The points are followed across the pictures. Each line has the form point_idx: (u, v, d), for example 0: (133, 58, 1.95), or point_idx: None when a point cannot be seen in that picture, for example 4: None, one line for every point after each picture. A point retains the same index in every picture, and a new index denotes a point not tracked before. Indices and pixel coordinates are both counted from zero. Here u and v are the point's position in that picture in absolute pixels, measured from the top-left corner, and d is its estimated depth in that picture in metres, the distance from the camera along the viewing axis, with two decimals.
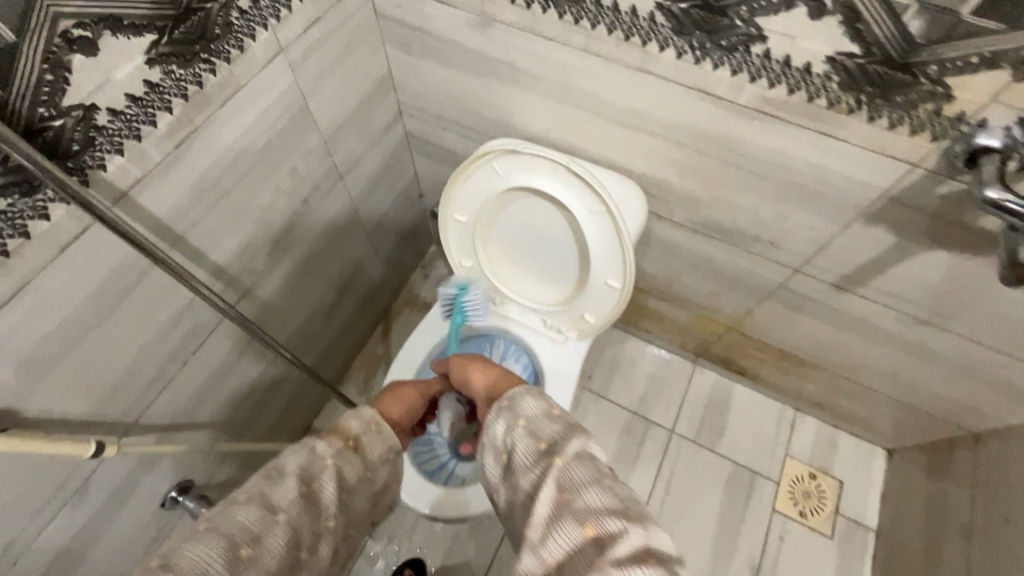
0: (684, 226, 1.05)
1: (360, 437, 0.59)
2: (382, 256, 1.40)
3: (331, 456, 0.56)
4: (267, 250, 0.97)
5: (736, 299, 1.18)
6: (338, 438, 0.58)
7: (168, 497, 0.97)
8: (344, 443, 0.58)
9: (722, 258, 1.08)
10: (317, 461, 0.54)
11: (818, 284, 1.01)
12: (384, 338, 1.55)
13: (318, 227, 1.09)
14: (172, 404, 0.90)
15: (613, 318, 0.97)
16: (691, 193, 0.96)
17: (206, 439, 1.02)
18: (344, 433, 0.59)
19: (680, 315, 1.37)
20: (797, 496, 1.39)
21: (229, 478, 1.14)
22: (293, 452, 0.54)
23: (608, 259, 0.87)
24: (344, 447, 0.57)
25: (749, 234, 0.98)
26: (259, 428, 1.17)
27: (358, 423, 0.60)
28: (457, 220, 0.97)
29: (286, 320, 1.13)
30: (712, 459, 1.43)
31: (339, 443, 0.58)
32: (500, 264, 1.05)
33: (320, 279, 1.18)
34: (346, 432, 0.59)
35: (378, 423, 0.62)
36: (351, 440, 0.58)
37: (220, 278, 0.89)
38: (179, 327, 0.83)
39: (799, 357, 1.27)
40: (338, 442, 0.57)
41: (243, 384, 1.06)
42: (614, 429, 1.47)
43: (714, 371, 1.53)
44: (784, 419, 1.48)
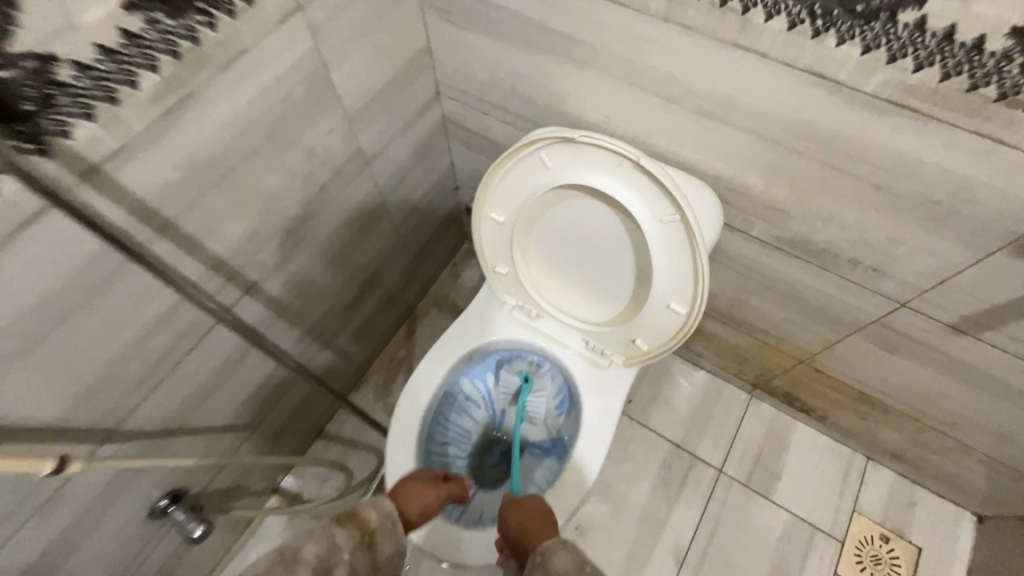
0: (763, 241, 0.88)
1: (376, 532, 0.70)
2: (409, 252, 1.28)
3: (345, 551, 0.65)
4: (280, 240, 0.86)
5: (814, 330, 1.00)
6: (356, 530, 0.68)
7: (156, 506, 0.89)
8: (361, 538, 0.68)
9: (805, 282, 0.91)
10: (329, 554, 0.63)
11: (928, 323, 0.83)
12: (407, 339, 1.43)
13: (339, 217, 0.96)
14: (163, 406, 0.80)
15: (670, 347, 0.81)
16: (778, 200, 0.79)
17: (204, 443, 0.93)
18: (362, 526, 0.69)
19: (742, 342, 1.18)
20: (863, 560, 1.19)
21: (234, 484, 1.07)
22: (312, 542, 0.63)
23: (675, 279, 0.71)
24: (360, 541, 0.67)
25: (846, 257, 0.81)
26: (265, 432, 1.08)
27: (377, 516, 0.71)
28: (494, 219, 0.82)
29: (298, 319, 1.01)
30: (766, 507, 1.25)
31: (356, 536, 0.67)
32: (540, 275, 0.91)
33: (339, 276, 1.06)
34: (364, 525, 0.69)
35: (392, 521, 0.71)
36: (367, 535, 0.68)
37: (221, 269, 0.78)
38: (171, 324, 0.73)
39: (884, 403, 1.07)
40: (355, 535, 0.67)
41: (246, 386, 0.95)
42: (653, 460, 1.31)
43: (772, 405, 1.35)
44: (853, 468, 1.28)
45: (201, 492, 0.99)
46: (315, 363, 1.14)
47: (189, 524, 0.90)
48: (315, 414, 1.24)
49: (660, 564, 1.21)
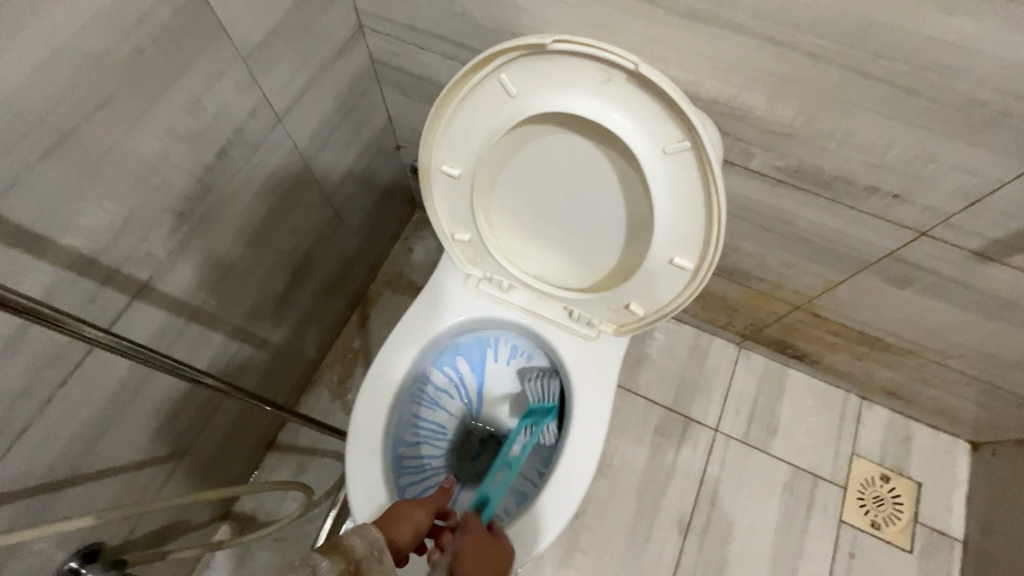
0: (763, 174, 0.75)
1: (362, 562, 0.49)
2: (350, 227, 1.09)
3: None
4: (175, 224, 0.66)
5: (816, 272, 0.90)
6: (339, 559, 0.48)
7: (65, 570, 0.72)
8: (344, 566, 0.47)
9: (810, 219, 0.79)
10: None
11: (950, 251, 0.73)
12: (362, 327, 1.26)
13: (253, 190, 0.77)
14: (40, 452, 0.62)
15: (672, 309, 0.69)
16: (785, 122, 0.66)
17: (117, 486, 0.76)
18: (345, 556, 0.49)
19: (732, 292, 1.08)
20: (866, 503, 1.15)
21: (171, 522, 0.91)
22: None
23: (680, 225, 0.58)
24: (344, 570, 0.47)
25: (861, 183, 0.69)
26: (198, 456, 0.91)
27: (363, 545, 0.51)
28: (447, 173, 0.66)
29: (220, 320, 0.83)
30: (765, 461, 1.18)
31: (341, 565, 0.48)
32: (509, 237, 0.75)
33: (265, 263, 0.88)
34: (347, 555, 0.49)
35: (381, 550, 0.52)
36: (353, 564, 0.48)
37: (92, 270, 0.58)
38: (22, 348, 0.55)
39: (885, 342, 1.00)
40: (338, 564, 0.47)
41: (159, 408, 0.77)
42: (644, 426, 1.22)
43: (763, 354, 1.27)
44: (848, 411, 1.22)
45: (127, 540, 0.83)
46: (251, 367, 0.96)
47: None
48: (262, 426, 1.07)
49: (664, 536, 1.13)
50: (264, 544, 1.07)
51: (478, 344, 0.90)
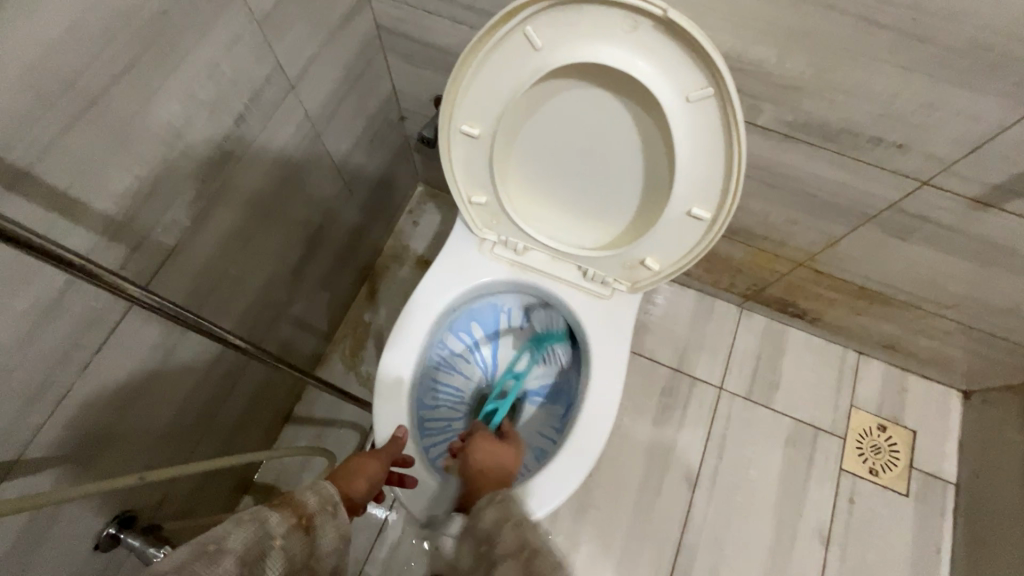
0: (771, 130, 0.77)
1: (314, 517, 0.54)
2: (358, 199, 1.10)
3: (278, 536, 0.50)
4: (197, 191, 0.67)
5: (819, 228, 0.93)
6: (292, 513, 0.53)
7: (104, 536, 0.74)
8: (296, 520, 0.53)
9: (815, 174, 0.82)
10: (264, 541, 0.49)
11: (949, 200, 0.76)
12: (371, 300, 1.27)
13: (268, 158, 0.78)
14: (80, 417, 0.63)
15: (688, 261, 0.71)
16: (794, 76, 0.68)
17: (148, 453, 0.78)
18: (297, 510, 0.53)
19: (736, 253, 1.11)
20: (864, 452, 1.20)
21: (196, 491, 0.94)
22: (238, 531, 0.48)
23: (700, 172, 0.60)
24: (297, 525, 0.52)
25: (866, 134, 0.72)
26: (222, 425, 0.93)
27: (316, 500, 0.55)
28: (467, 133, 0.67)
29: (239, 290, 0.84)
30: (768, 416, 1.23)
31: (292, 519, 0.52)
32: (526, 198, 0.77)
33: (281, 233, 0.88)
34: (301, 508, 0.54)
35: (334, 506, 0.56)
36: (304, 518, 0.53)
37: (122, 235, 0.59)
38: (61, 311, 0.56)
39: (884, 295, 1.03)
40: (289, 520, 0.52)
41: (184, 376, 0.79)
42: (651, 386, 1.26)
43: (764, 314, 1.30)
44: (847, 365, 1.27)
45: (158, 509, 0.85)
46: (268, 337, 0.98)
47: (145, 550, 0.75)
48: (280, 397, 1.09)
49: (673, 490, 1.17)
50: None
51: (493, 308, 0.93)
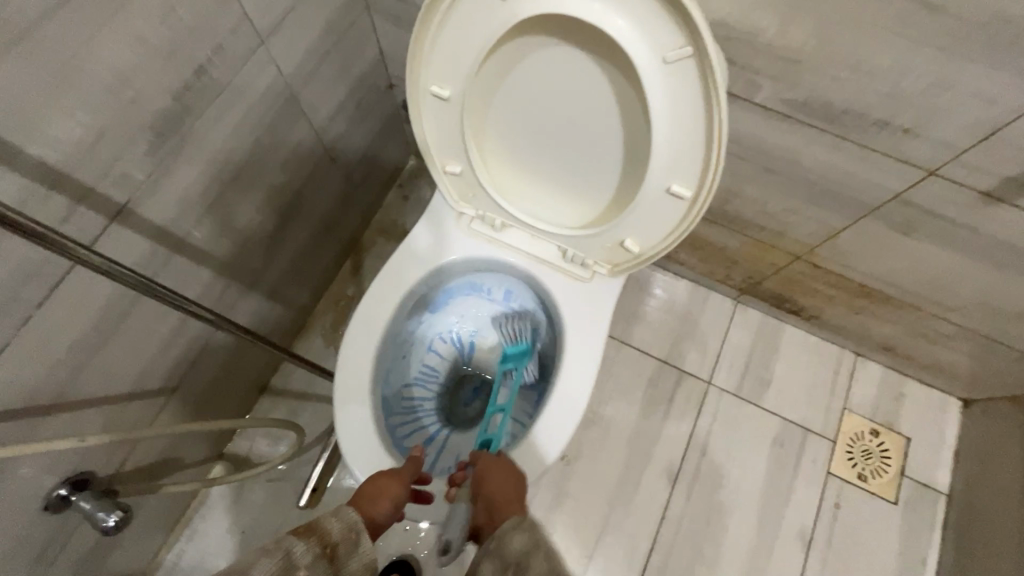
0: (768, 109, 0.72)
1: (338, 545, 0.53)
2: (341, 168, 1.06)
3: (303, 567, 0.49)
4: (153, 145, 0.64)
5: (818, 219, 0.87)
6: (316, 542, 0.52)
7: (54, 497, 0.73)
8: (320, 549, 0.52)
9: (815, 158, 0.76)
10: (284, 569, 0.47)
11: (956, 193, 0.71)
12: (355, 274, 1.24)
13: (237, 116, 0.74)
14: (23, 374, 0.61)
15: (669, 244, 0.67)
16: (794, 48, 0.63)
17: (106, 416, 0.76)
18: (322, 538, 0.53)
19: (732, 243, 1.06)
20: (855, 457, 1.15)
21: (161, 458, 0.92)
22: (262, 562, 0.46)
23: (680, 145, 0.56)
24: (321, 554, 0.52)
25: (871, 116, 0.66)
26: (190, 392, 0.91)
27: (340, 529, 0.55)
28: (436, 94, 0.63)
29: (205, 255, 0.81)
30: (757, 414, 1.19)
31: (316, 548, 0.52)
32: (503, 170, 0.73)
33: (252, 198, 0.85)
34: (325, 537, 0.53)
35: (358, 533, 0.55)
36: (329, 548, 0.52)
37: (64, 185, 0.56)
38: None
39: (884, 294, 0.98)
40: (315, 549, 0.51)
41: (144, 340, 0.76)
42: (637, 377, 1.22)
43: (760, 309, 1.26)
44: (843, 367, 1.22)
45: (118, 473, 0.83)
46: (240, 305, 0.95)
47: (98, 513, 0.73)
48: (254, 368, 1.07)
49: (652, 484, 1.14)
50: (257, 484, 1.09)
51: (472, 286, 0.89)
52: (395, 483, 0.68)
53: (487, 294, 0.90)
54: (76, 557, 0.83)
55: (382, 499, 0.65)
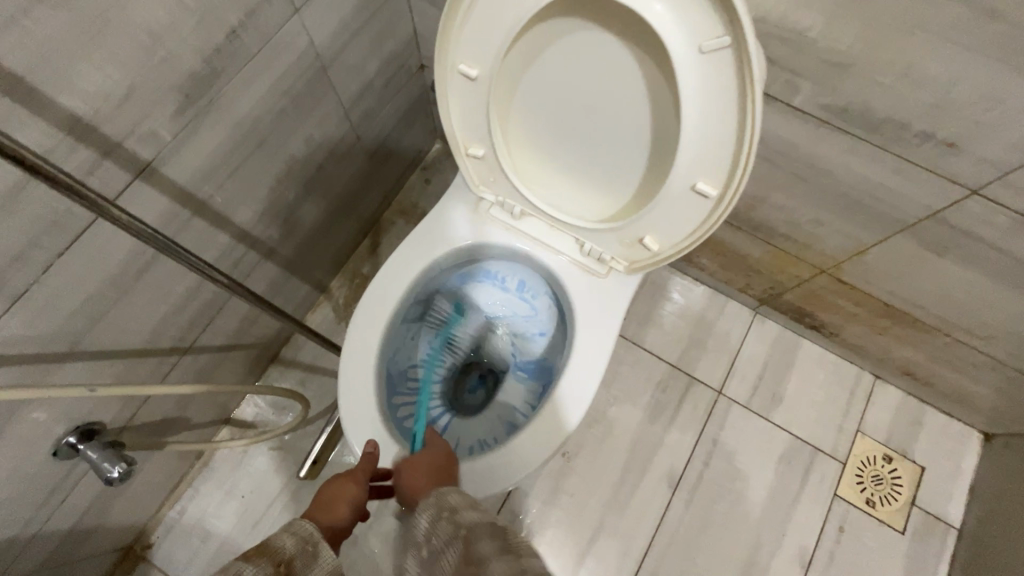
0: (805, 112, 0.70)
1: (294, 560, 0.50)
2: (366, 145, 1.06)
3: None
4: (181, 105, 0.64)
5: (847, 232, 0.84)
6: (268, 562, 0.48)
7: (64, 444, 0.75)
8: (274, 569, 0.48)
9: (850, 169, 0.74)
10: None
11: (997, 215, 0.67)
12: (372, 253, 1.25)
13: (266, 83, 0.74)
14: (39, 320, 0.63)
15: (690, 243, 0.65)
16: (838, 49, 0.61)
17: (117, 370, 0.77)
18: (275, 556, 0.49)
19: (754, 251, 1.03)
20: (864, 481, 1.12)
21: (169, 417, 0.94)
22: None
23: (709, 141, 0.54)
24: (275, 573, 0.47)
25: (914, 127, 0.63)
26: (200, 354, 0.93)
27: (295, 543, 0.51)
28: (464, 74, 0.62)
29: (224, 219, 0.82)
30: (765, 428, 1.16)
31: (270, 568, 0.48)
32: (526, 158, 0.72)
33: (276, 167, 0.86)
34: (278, 554, 0.49)
35: (315, 544, 0.52)
36: (284, 564, 0.49)
37: (90, 138, 0.57)
38: (20, 205, 0.54)
39: (911, 316, 0.94)
40: (267, 567, 0.47)
41: (160, 299, 0.78)
42: (646, 379, 1.20)
43: (778, 322, 1.22)
44: (859, 388, 1.18)
45: (125, 428, 0.85)
46: (255, 273, 0.96)
47: (102, 463, 0.75)
48: (266, 337, 1.08)
49: (652, 489, 1.13)
50: (260, 450, 1.10)
51: (485, 273, 0.88)
52: (347, 485, 0.67)
53: (500, 282, 0.89)
54: (80, 505, 0.85)
55: (336, 503, 0.65)
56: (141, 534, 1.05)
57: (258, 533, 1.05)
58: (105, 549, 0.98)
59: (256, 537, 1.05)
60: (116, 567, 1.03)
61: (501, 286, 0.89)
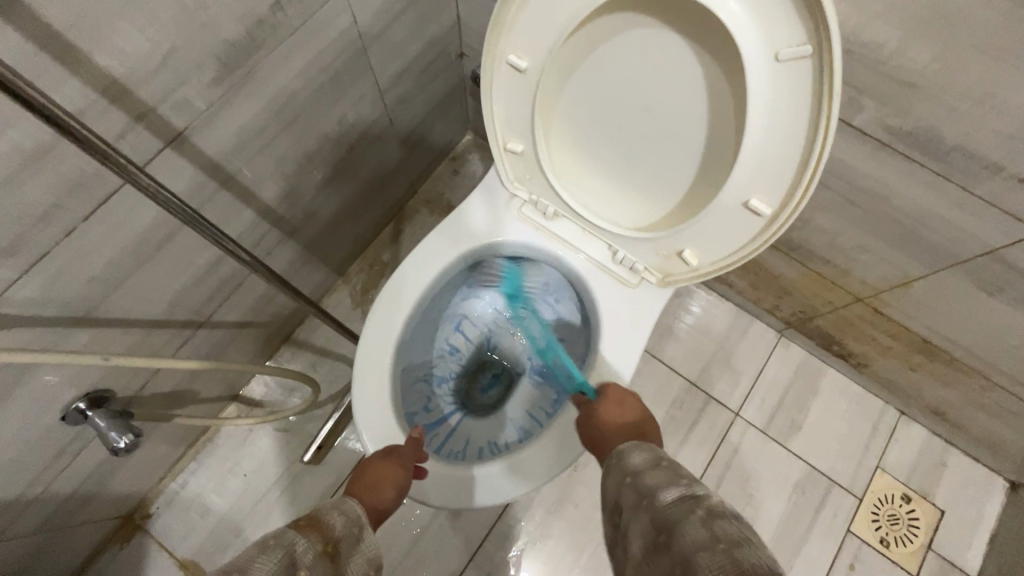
0: (865, 134, 0.66)
1: (341, 540, 0.51)
2: (399, 131, 1.04)
3: (303, 566, 0.45)
4: (218, 75, 0.62)
5: (893, 261, 0.80)
6: (319, 538, 0.48)
7: (72, 410, 0.73)
8: (323, 546, 0.48)
9: (906, 196, 0.70)
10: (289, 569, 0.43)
11: None
12: (394, 241, 1.23)
13: (306, 59, 0.72)
14: (60, 283, 0.61)
15: (734, 260, 0.63)
16: (910, 68, 0.57)
17: (131, 338, 0.76)
18: (324, 534, 0.49)
19: (789, 273, 1.00)
20: (879, 520, 1.08)
21: (179, 389, 0.93)
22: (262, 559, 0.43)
23: (771, 151, 0.52)
24: (324, 551, 0.48)
25: (985, 157, 0.59)
26: (215, 328, 0.92)
27: (343, 523, 0.52)
28: (513, 64, 0.59)
29: (251, 194, 0.80)
30: (781, 455, 1.13)
31: (318, 545, 0.48)
32: (566, 158, 0.69)
33: (307, 145, 0.84)
34: (328, 532, 0.50)
35: (361, 527, 0.54)
36: (331, 544, 0.49)
37: (125, 101, 0.55)
38: (49, 163, 0.53)
39: (949, 354, 0.90)
40: (317, 545, 0.47)
41: (182, 269, 0.76)
42: (662, 393, 1.17)
43: (804, 347, 1.19)
44: (883, 423, 1.14)
45: (135, 397, 0.85)
46: (277, 251, 0.94)
47: (110, 433, 0.74)
48: (282, 317, 1.07)
49: None
50: (267, 430, 1.09)
51: (508, 271, 0.86)
52: (393, 471, 0.65)
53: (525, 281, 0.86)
54: (83, 471, 0.84)
55: (383, 486, 0.63)
56: (140, 504, 1.04)
57: (258, 513, 1.04)
58: (104, 516, 0.97)
59: (254, 518, 1.04)
60: (113, 535, 1.03)
61: (526, 286, 0.87)
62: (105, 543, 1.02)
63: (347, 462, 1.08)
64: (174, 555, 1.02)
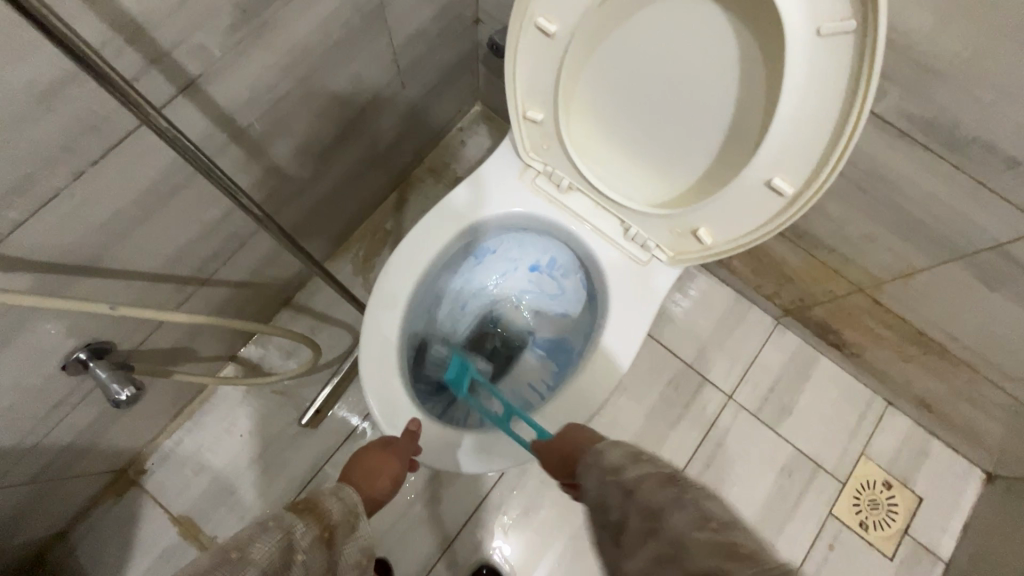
0: (884, 121, 0.66)
1: (337, 527, 0.50)
2: (409, 96, 1.02)
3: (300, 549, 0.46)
4: (235, 23, 0.60)
5: (898, 252, 0.82)
6: (316, 523, 0.49)
7: (73, 360, 0.72)
8: (319, 532, 0.48)
9: (920, 187, 0.70)
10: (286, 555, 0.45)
11: None
12: (397, 209, 1.22)
13: (324, 12, 0.70)
14: (65, 229, 0.60)
15: (749, 239, 0.63)
16: (938, 56, 0.57)
17: (133, 291, 0.75)
18: (320, 521, 0.49)
19: (793, 260, 1.00)
20: (860, 504, 1.12)
21: (178, 346, 0.93)
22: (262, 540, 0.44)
23: (799, 130, 0.52)
24: (320, 537, 0.48)
25: (1002, 151, 0.60)
26: (217, 287, 0.91)
27: (341, 510, 0.52)
28: (542, 27, 0.58)
29: (259, 150, 0.79)
30: (770, 438, 1.15)
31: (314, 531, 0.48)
32: (585, 129, 0.68)
33: (318, 103, 0.82)
34: (325, 518, 0.50)
35: (358, 516, 0.53)
36: (328, 530, 0.49)
37: (141, 42, 0.54)
38: (61, 103, 0.51)
39: (942, 347, 0.92)
40: (313, 531, 0.48)
41: (188, 223, 0.75)
42: (658, 373, 1.19)
43: (799, 335, 1.21)
44: (870, 412, 1.17)
45: (134, 351, 0.84)
46: (282, 212, 0.93)
47: (110, 383, 0.73)
48: (283, 279, 1.06)
49: None
50: (263, 392, 1.09)
51: (521, 247, 0.85)
52: (388, 463, 0.65)
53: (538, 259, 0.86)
54: (81, 422, 0.84)
55: (378, 478, 0.64)
56: (135, 460, 1.04)
57: (253, 472, 1.05)
58: (99, 469, 0.97)
59: (249, 479, 1.04)
60: (107, 488, 1.03)
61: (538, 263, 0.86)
62: (98, 497, 1.02)
63: (343, 426, 1.08)
64: (168, 512, 1.02)
